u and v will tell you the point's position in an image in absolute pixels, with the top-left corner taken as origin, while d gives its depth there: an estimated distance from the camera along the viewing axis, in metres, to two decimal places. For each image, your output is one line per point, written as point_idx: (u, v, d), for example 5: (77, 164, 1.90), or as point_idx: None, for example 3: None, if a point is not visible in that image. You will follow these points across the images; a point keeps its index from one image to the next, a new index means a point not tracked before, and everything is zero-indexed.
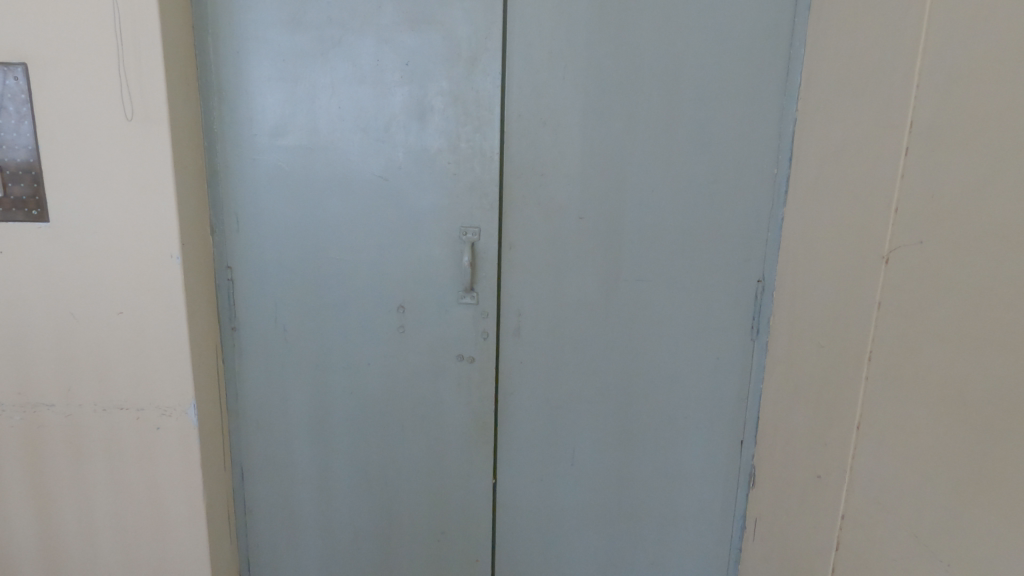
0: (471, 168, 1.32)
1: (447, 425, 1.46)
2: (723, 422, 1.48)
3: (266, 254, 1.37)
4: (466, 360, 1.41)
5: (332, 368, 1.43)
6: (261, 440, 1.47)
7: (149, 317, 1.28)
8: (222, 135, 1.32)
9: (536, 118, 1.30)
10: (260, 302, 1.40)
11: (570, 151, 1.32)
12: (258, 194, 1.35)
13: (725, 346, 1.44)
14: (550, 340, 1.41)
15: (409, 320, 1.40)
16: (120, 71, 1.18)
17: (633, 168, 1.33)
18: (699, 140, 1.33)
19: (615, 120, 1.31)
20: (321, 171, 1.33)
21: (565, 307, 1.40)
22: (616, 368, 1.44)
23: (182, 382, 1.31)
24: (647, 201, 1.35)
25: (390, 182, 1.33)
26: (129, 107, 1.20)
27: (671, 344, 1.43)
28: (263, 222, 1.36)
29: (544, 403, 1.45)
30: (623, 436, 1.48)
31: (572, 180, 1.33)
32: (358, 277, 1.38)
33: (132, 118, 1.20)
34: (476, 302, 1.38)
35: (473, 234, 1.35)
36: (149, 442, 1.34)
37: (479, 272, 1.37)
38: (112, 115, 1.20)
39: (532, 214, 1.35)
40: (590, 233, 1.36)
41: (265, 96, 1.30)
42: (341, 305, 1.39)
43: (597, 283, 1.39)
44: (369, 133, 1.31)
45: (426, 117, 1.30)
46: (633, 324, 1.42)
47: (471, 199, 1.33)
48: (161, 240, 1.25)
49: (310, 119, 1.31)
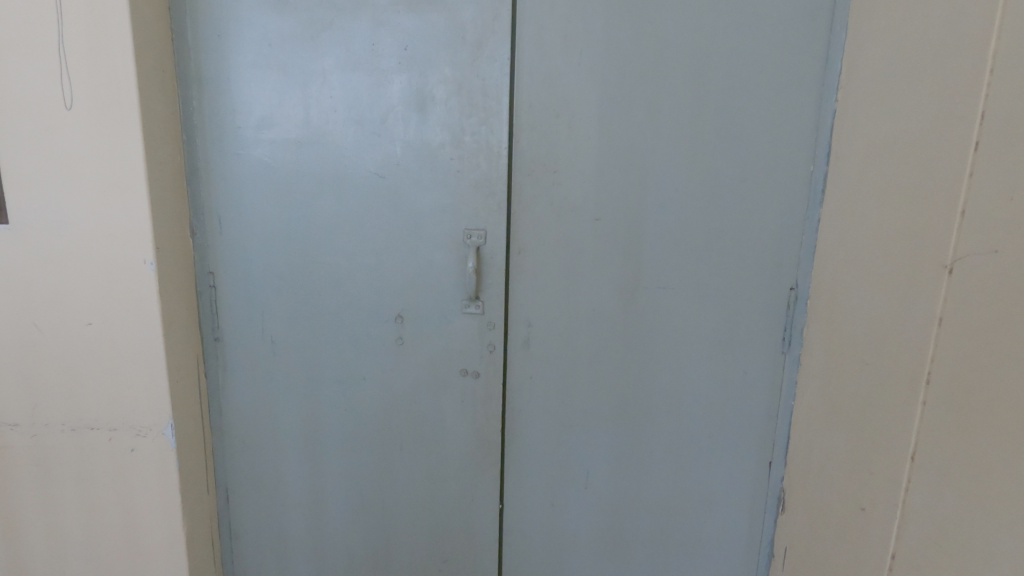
0: (476, 164, 1.19)
1: (449, 446, 1.33)
2: (751, 442, 1.36)
3: (252, 259, 1.25)
4: (470, 375, 1.28)
5: (324, 383, 1.31)
6: (248, 460, 1.36)
7: (121, 328, 1.16)
8: (203, 127, 1.20)
9: (549, 109, 1.17)
10: (246, 311, 1.28)
11: (586, 147, 1.19)
12: (242, 192, 1.23)
13: (754, 359, 1.31)
14: (562, 353, 1.29)
15: (408, 331, 1.27)
16: (62, 53, 1.06)
17: (655, 165, 1.21)
18: (728, 135, 1.20)
19: (636, 112, 1.18)
20: (311, 167, 1.21)
21: (579, 317, 1.27)
22: (634, 384, 1.32)
23: (157, 400, 1.19)
24: (669, 201, 1.22)
25: (387, 179, 1.20)
26: (81, 96, 1.08)
27: (694, 358, 1.31)
28: (248, 223, 1.24)
29: (556, 421, 1.33)
30: (641, 457, 1.36)
31: (588, 179, 1.20)
32: (352, 284, 1.26)
33: (74, 107, 1.08)
34: (481, 312, 1.25)
35: (478, 237, 1.21)
36: (124, 465, 1.22)
37: (485, 278, 1.24)
38: (72, 106, 1.08)
39: (544, 215, 1.22)
40: (608, 236, 1.23)
41: (249, 85, 1.18)
42: (333, 315, 1.27)
43: (614, 291, 1.26)
44: (365, 125, 1.18)
45: (427, 108, 1.17)
46: (653, 336, 1.29)
47: (476, 199, 1.20)
48: (133, 245, 1.13)
49: (298, 111, 1.19)
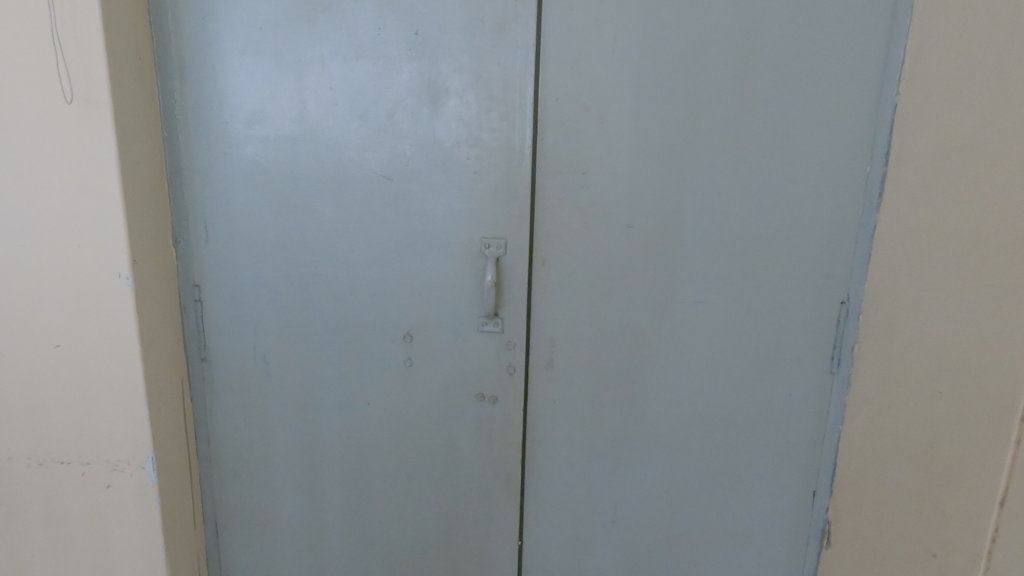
0: (495, 164, 1.05)
1: (463, 477, 1.20)
2: (794, 471, 1.23)
3: (242, 270, 1.12)
4: (488, 400, 1.15)
5: (323, 407, 1.17)
6: (239, 492, 1.23)
7: (93, 351, 1.03)
8: (185, 122, 1.07)
9: (578, 102, 1.04)
10: (236, 328, 1.15)
11: (619, 145, 1.06)
12: (230, 195, 1.09)
13: (800, 380, 1.19)
14: (589, 375, 1.16)
15: (418, 351, 1.14)
16: (54, 38, 0.93)
17: (696, 166, 1.07)
18: (779, 132, 1.07)
19: (676, 106, 1.05)
20: (308, 167, 1.07)
21: (609, 336, 1.14)
22: (668, 409, 1.19)
23: (135, 431, 1.06)
24: (710, 206, 1.09)
25: (394, 181, 1.07)
26: (83, 89, 0.94)
27: (734, 379, 1.18)
28: (237, 230, 1.10)
29: (581, 449, 1.20)
30: (675, 488, 1.23)
31: (621, 182, 1.07)
32: (355, 298, 1.12)
33: (73, 101, 0.95)
34: (501, 331, 1.12)
35: (498, 247, 1.08)
36: (98, 502, 1.09)
37: (505, 293, 1.11)
38: (57, 97, 0.95)
39: (571, 222, 1.08)
40: (642, 246, 1.10)
41: (238, 76, 1.04)
42: (333, 333, 1.14)
43: (648, 307, 1.13)
44: (369, 120, 1.05)
45: (439, 101, 1.03)
46: (691, 355, 1.16)
47: (495, 203, 1.07)
48: (105, 256, 0.99)
49: (293, 105, 1.05)
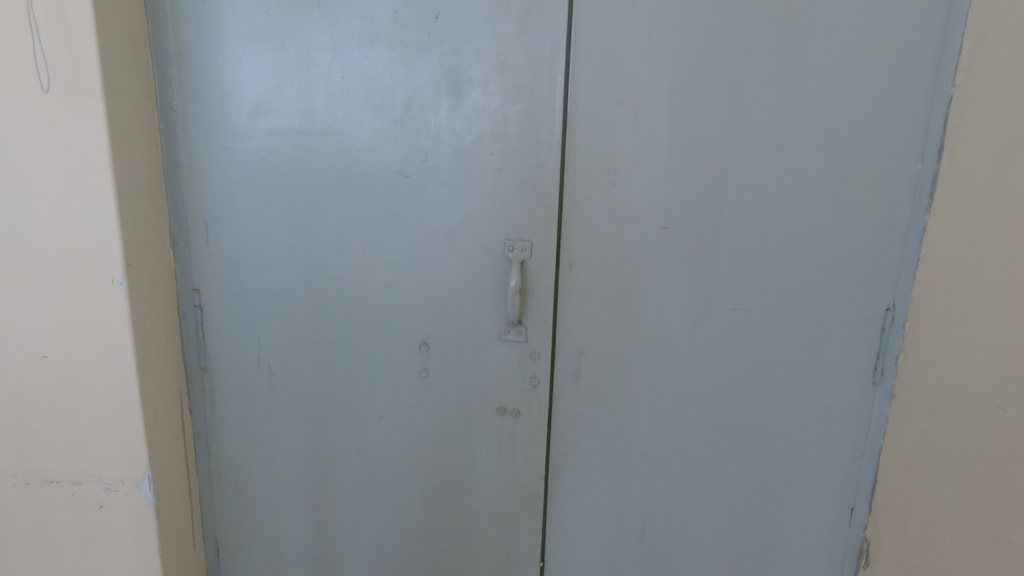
0: (521, 160, 0.97)
1: (481, 494, 1.13)
2: (832, 488, 1.16)
3: (246, 273, 1.04)
4: (509, 414, 1.08)
5: (332, 420, 1.10)
6: (242, 509, 1.15)
7: (83, 362, 0.95)
8: (183, 113, 0.98)
9: (611, 94, 0.96)
10: (238, 335, 1.07)
11: (654, 141, 0.98)
12: (233, 193, 1.01)
13: (841, 392, 1.12)
14: (616, 387, 1.08)
15: (434, 362, 1.06)
16: (33, 19, 0.84)
17: (736, 163, 0.99)
18: (827, 125, 0.99)
19: (717, 98, 0.97)
20: (318, 163, 0.99)
21: (639, 345, 1.06)
22: (700, 423, 1.12)
23: (130, 448, 0.98)
24: (750, 207, 1.02)
25: (410, 178, 0.99)
26: (65, 75, 0.86)
27: (771, 391, 1.11)
28: (241, 231, 1.02)
29: (607, 465, 1.12)
30: (705, 505, 1.16)
31: (656, 180, 0.99)
32: (366, 305, 1.04)
33: (57, 89, 0.86)
34: (525, 340, 1.04)
35: (523, 250, 1.00)
36: (90, 523, 1.01)
37: (529, 299, 1.03)
38: (42, 86, 0.86)
39: (601, 224, 1.01)
40: (676, 250, 1.02)
41: (241, 64, 0.96)
42: (342, 341, 1.06)
43: (681, 315, 1.06)
44: (384, 112, 0.96)
45: (461, 92, 0.95)
46: (725, 365, 1.09)
47: (520, 203, 0.99)
48: (97, 260, 0.91)
49: (301, 96, 0.97)
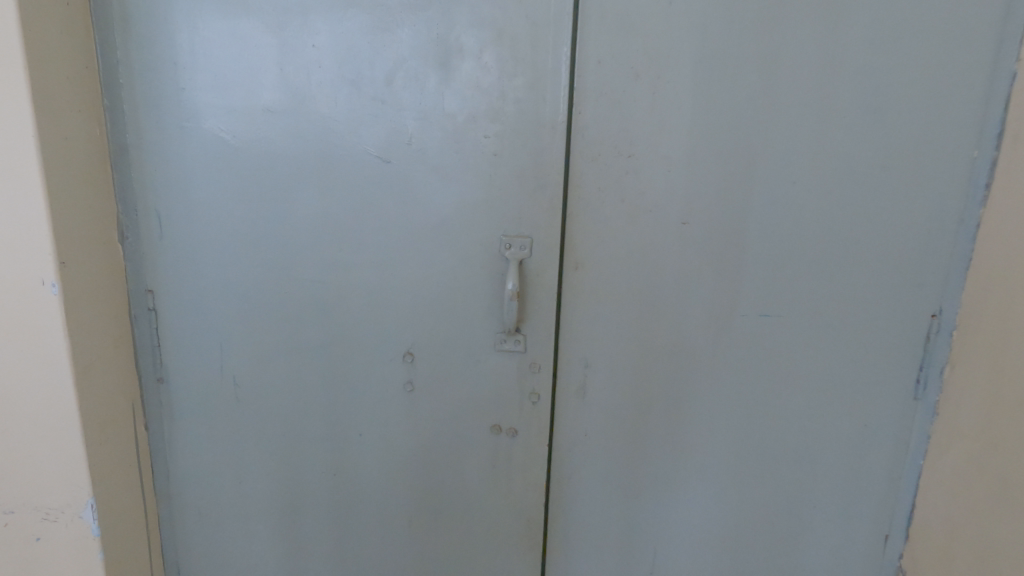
0: (520, 145, 0.84)
1: (475, 520, 1.00)
2: (865, 514, 1.04)
3: (207, 272, 0.91)
4: (505, 434, 0.95)
5: (306, 438, 0.97)
6: (206, 535, 1.02)
7: (13, 376, 0.82)
8: (132, 88, 0.85)
9: (626, 67, 0.83)
10: (199, 343, 0.94)
11: (674, 122, 0.85)
12: (190, 180, 0.88)
13: (879, 407, 0.99)
14: (627, 402, 0.96)
15: (421, 374, 0.93)
16: None
17: (767, 149, 0.86)
18: (875, 106, 0.85)
19: (748, 72, 0.83)
20: (287, 147, 0.86)
21: (653, 355, 0.94)
22: (721, 443, 0.99)
23: (69, 474, 0.86)
24: (782, 200, 0.89)
25: (392, 164, 0.85)
26: None
27: (801, 407, 0.99)
28: (201, 224, 0.90)
29: (615, 489, 1.00)
30: (726, 532, 1.04)
31: (676, 167, 0.86)
32: (343, 309, 0.91)
33: None
34: (523, 350, 0.91)
35: (523, 249, 0.87)
36: (28, 556, 0.89)
37: (529, 305, 0.90)
38: None
39: (612, 218, 0.88)
40: (697, 248, 0.90)
41: (198, 30, 0.83)
42: (316, 350, 0.93)
43: (701, 322, 0.93)
44: (362, 88, 0.83)
45: (451, 64, 0.82)
46: (751, 379, 0.96)
47: (520, 194, 0.85)
48: (25, 258, 0.79)
49: (267, 69, 0.84)
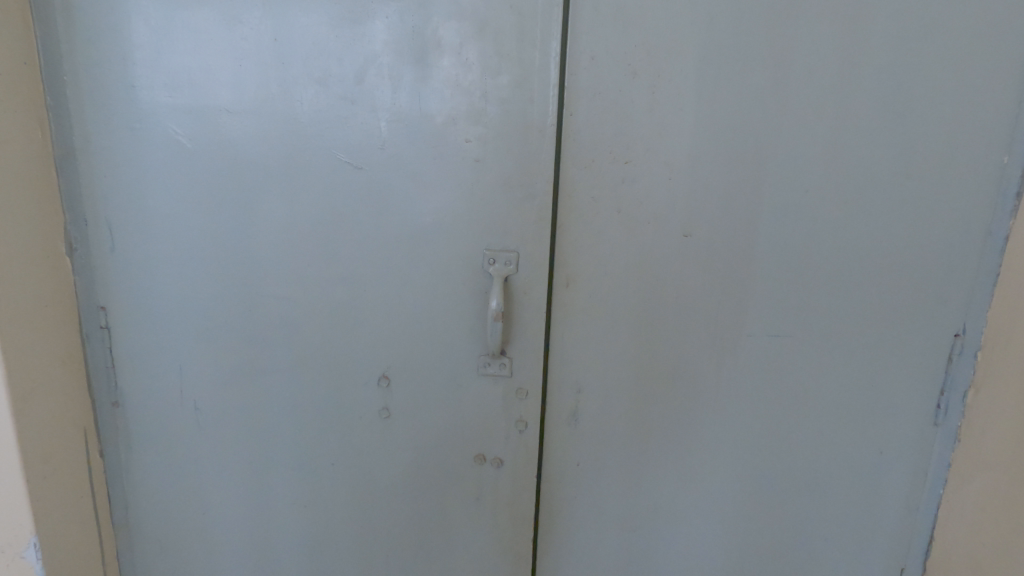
0: (505, 149, 0.76)
1: (458, 554, 0.93)
2: (881, 549, 0.96)
3: (164, 287, 0.84)
4: (490, 464, 0.87)
5: (274, 466, 0.89)
6: (168, 568, 0.95)
7: None
8: (76, 86, 0.77)
9: (622, 64, 0.75)
10: (157, 364, 0.86)
11: (675, 126, 0.77)
12: (143, 187, 0.80)
13: (896, 435, 0.91)
14: (623, 429, 0.88)
15: (398, 398, 0.85)
16: None
17: (777, 155, 0.78)
18: (895, 107, 0.77)
19: (757, 70, 0.75)
20: (249, 151, 0.78)
21: (652, 378, 0.86)
22: (725, 473, 0.91)
23: (8, 511, 0.78)
24: (793, 210, 0.80)
25: (365, 171, 0.78)
26: None
27: (812, 435, 0.91)
28: (156, 235, 0.82)
29: (610, 521, 0.92)
30: (729, 567, 0.96)
31: (677, 175, 0.78)
32: (314, 328, 0.84)
33: None
34: (509, 374, 0.83)
35: (509, 265, 0.79)
36: None
37: (516, 325, 0.82)
38: None
39: (607, 230, 0.80)
40: (700, 263, 0.82)
41: (147, 22, 0.75)
42: (284, 372, 0.85)
43: (703, 343, 0.85)
44: (330, 87, 0.75)
45: (428, 60, 0.74)
46: (757, 405, 0.88)
47: (506, 204, 0.78)
48: None
49: (225, 65, 0.76)
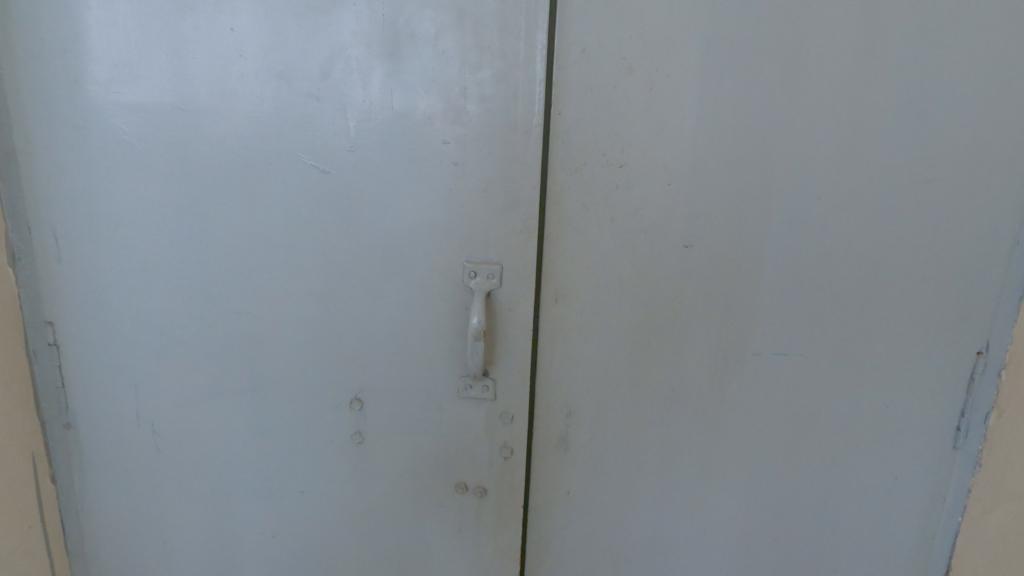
0: (487, 152, 0.69)
1: None
2: None
3: (117, 301, 0.77)
4: (473, 493, 0.81)
5: (240, 493, 0.83)
6: None
7: None
8: (14, 82, 0.70)
9: (615, 58, 0.68)
10: (111, 384, 0.80)
11: (675, 126, 0.70)
12: (93, 193, 0.73)
13: (910, 462, 0.82)
14: (617, 455, 0.81)
15: (372, 422, 0.78)
16: None
17: (787, 158, 0.71)
18: (920, 105, 0.69)
19: (765, 63, 0.68)
20: (206, 153, 0.71)
21: (648, 401, 0.79)
22: (728, 502, 0.84)
23: None
24: (804, 219, 0.73)
25: (333, 175, 0.71)
26: None
27: (822, 465, 0.83)
28: (108, 245, 0.75)
29: (604, 552, 0.86)
30: None
31: (677, 180, 0.71)
32: (279, 345, 0.77)
33: None
34: (492, 397, 0.77)
35: (491, 278, 0.72)
36: None
37: (500, 344, 0.76)
38: None
39: (599, 241, 0.73)
40: (701, 276, 0.75)
41: (89, 10, 0.68)
42: (249, 393, 0.79)
43: (704, 363, 0.78)
44: (293, 83, 0.68)
45: (400, 52, 0.66)
46: (763, 430, 0.81)
47: (489, 212, 0.71)
48: None
49: (176, 58, 0.69)
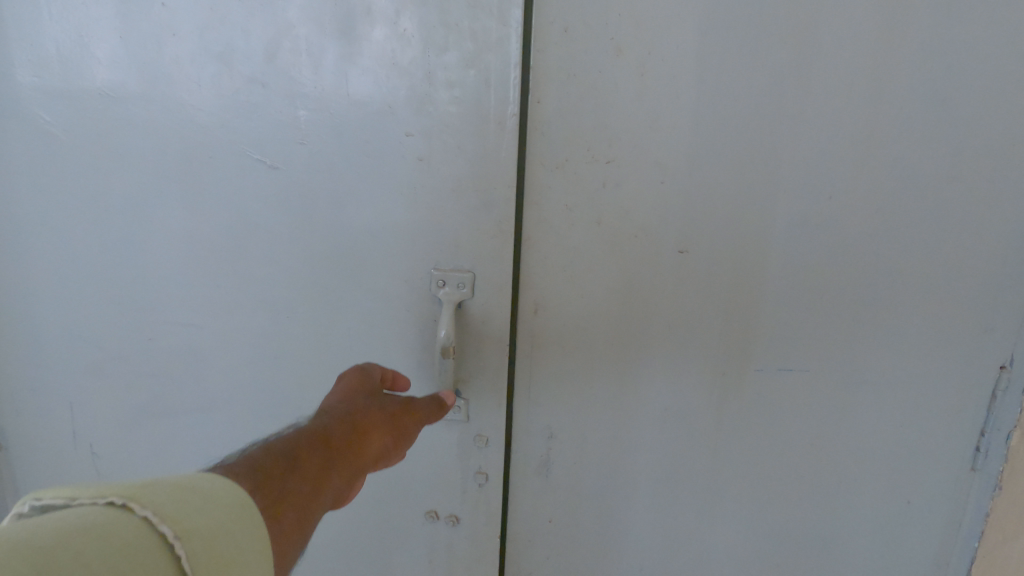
0: (455, 147, 0.61)
1: None
2: None
3: (48, 310, 0.69)
4: (444, 521, 0.75)
5: None
6: None
7: None
8: None
9: (602, 40, 0.60)
10: (45, 400, 0.73)
11: (669, 117, 0.61)
12: (18, 190, 0.66)
13: (926, 486, 0.75)
14: (602, 480, 0.74)
15: None
16: None
17: (794, 153, 0.63)
18: (948, 94, 0.61)
19: (773, 46, 0.60)
20: (138, 145, 0.63)
21: (637, 421, 0.72)
22: (723, 529, 0.77)
23: None
24: (813, 221, 0.65)
25: (282, 172, 0.62)
26: None
27: (828, 490, 0.75)
28: (35, 248, 0.68)
29: None
30: None
31: (671, 178, 0.63)
32: (228, 361, 0.69)
33: None
34: (464, 419, 0.70)
35: (460, 288, 0.64)
36: None
37: (472, 360, 0.69)
38: None
39: (583, 246, 0.65)
40: (697, 285, 0.67)
41: None
42: (195, 412, 0.71)
43: (700, 382, 0.70)
44: (235, 66, 0.60)
45: (356, 32, 0.58)
46: (763, 452, 0.74)
47: (458, 214, 0.63)
48: None
49: (101, 37, 0.60)
